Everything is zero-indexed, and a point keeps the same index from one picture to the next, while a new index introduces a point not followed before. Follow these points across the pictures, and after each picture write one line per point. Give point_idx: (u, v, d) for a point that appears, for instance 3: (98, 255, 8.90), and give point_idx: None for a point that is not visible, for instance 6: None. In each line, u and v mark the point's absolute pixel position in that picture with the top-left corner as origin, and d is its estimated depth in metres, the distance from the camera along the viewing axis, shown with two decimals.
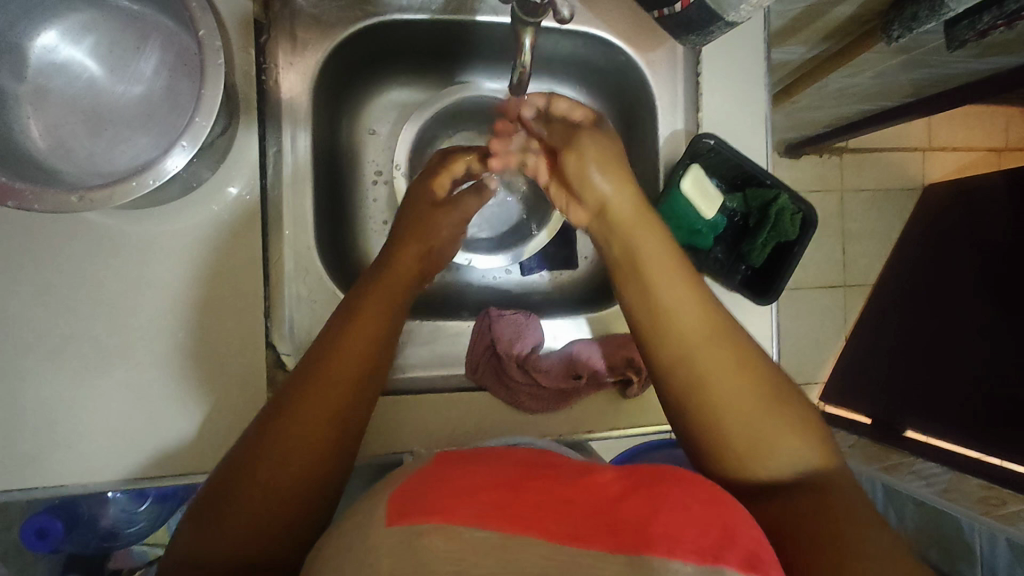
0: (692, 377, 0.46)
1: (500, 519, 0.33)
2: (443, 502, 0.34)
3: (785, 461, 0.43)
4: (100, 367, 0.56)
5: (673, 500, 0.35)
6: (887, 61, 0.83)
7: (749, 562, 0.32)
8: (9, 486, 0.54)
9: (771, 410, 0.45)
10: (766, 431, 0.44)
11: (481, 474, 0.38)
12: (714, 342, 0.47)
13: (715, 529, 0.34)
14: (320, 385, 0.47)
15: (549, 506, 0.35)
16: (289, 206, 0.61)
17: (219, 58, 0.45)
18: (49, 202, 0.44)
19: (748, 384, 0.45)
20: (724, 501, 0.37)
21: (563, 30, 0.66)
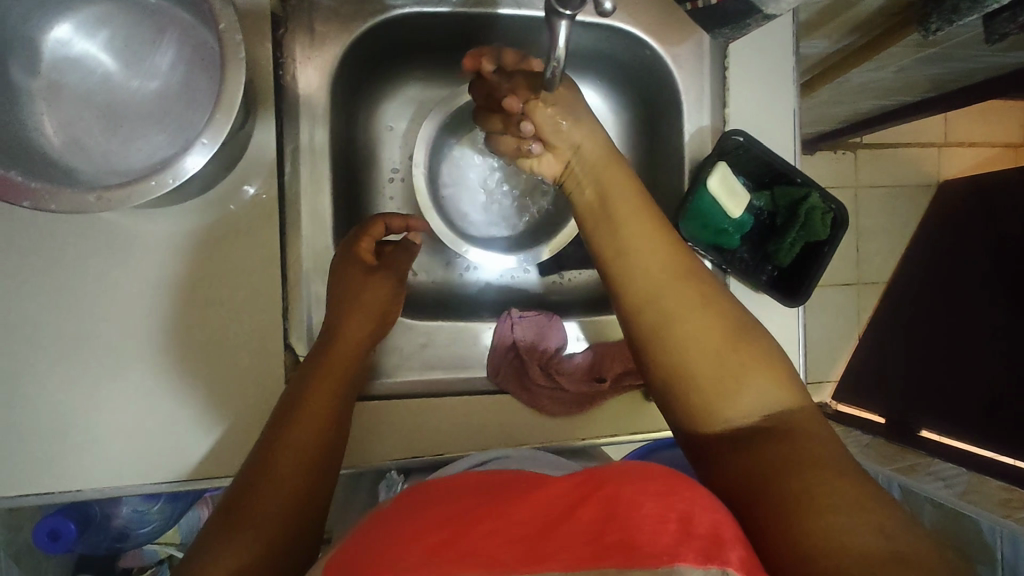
0: (663, 333, 0.45)
1: (448, 556, 0.32)
2: (386, 558, 0.33)
3: (751, 401, 0.43)
4: (115, 369, 0.54)
5: (624, 498, 0.34)
6: (912, 55, 0.81)
7: (706, 553, 0.31)
8: (25, 490, 0.53)
9: (736, 354, 0.44)
10: (733, 377, 0.43)
11: (428, 517, 0.37)
12: (681, 294, 0.46)
13: (670, 522, 0.33)
14: (308, 412, 0.49)
15: (500, 533, 0.34)
16: (307, 204, 0.60)
17: (240, 52, 0.44)
18: (67, 202, 0.42)
19: (715, 333, 0.44)
20: (680, 486, 0.36)
21: (587, 24, 0.64)
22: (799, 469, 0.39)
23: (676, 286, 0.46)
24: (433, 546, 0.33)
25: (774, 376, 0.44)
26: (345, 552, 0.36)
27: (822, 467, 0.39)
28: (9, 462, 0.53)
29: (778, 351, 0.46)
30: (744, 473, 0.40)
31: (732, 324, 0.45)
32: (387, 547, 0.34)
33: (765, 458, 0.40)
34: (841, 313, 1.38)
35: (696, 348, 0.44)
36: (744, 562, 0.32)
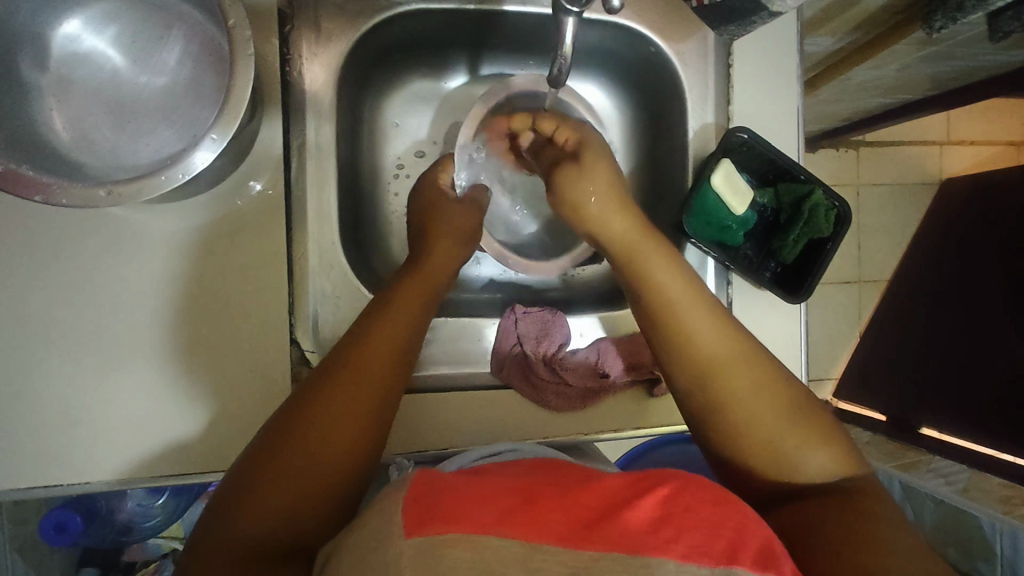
0: (720, 407, 0.47)
1: (516, 524, 0.32)
2: (456, 510, 0.32)
3: (813, 469, 0.44)
4: (122, 364, 0.55)
5: (681, 498, 0.35)
6: (914, 53, 0.81)
7: (761, 562, 0.32)
8: (34, 482, 0.54)
9: (792, 421, 0.45)
10: (789, 444, 0.45)
11: (485, 485, 0.37)
12: (737, 366, 0.47)
13: (723, 528, 0.34)
14: (345, 399, 0.45)
15: (564, 512, 0.34)
16: (313, 200, 0.60)
17: (249, 48, 0.44)
18: (77, 196, 0.43)
19: (773, 406, 0.46)
20: (728, 500, 0.37)
21: (593, 21, 0.64)
22: (857, 521, 0.40)
23: (734, 360, 0.47)
24: (502, 510, 0.33)
25: (829, 439, 0.46)
26: (417, 487, 0.35)
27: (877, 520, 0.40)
28: (18, 454, 0.54)
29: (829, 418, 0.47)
30: (795, 521, 0.41)
31: (786, 389, 0.47)
32: (453, 497, 0.34)
33: (821, 512, 0.41)
34: (843, 310, 1.38)
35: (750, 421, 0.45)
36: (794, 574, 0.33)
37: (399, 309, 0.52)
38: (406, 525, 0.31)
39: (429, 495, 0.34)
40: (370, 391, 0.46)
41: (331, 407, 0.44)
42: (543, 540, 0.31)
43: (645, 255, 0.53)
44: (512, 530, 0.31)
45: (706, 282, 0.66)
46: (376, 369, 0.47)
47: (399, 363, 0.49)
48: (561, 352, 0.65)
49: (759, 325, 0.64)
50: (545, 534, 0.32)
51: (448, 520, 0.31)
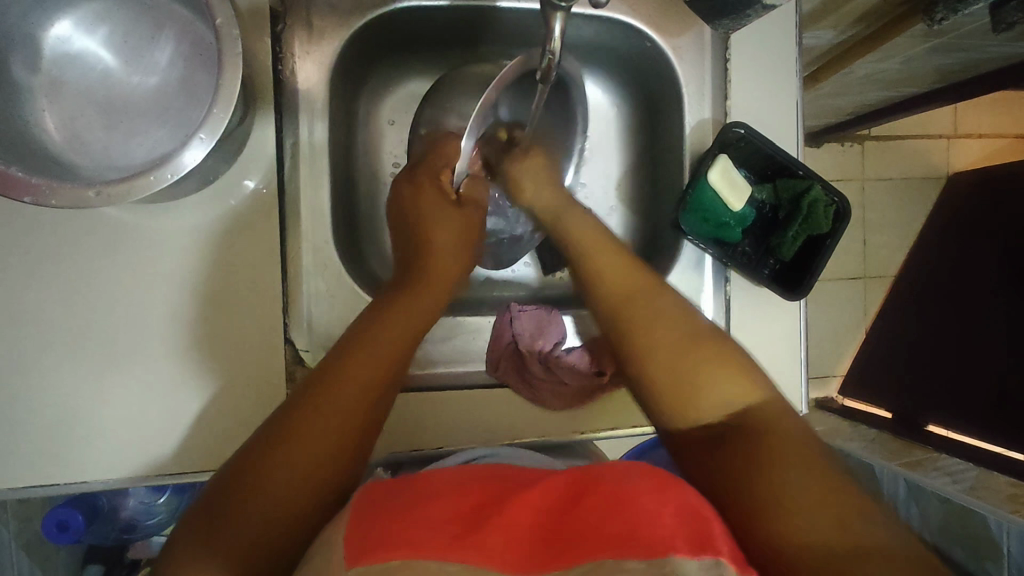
0: (634, 343, 0.49)
1: (461, 544, 0.33)
2: (402, 533, 0.33)
3: (718, 403, 0.44)
4: (117, 364, 0.55)
5: (620, 496, 0.36)
6: (919, 46, 0.79)
7: (700, 543, 0.33)
8: (31, 481, 0.54)
9: (700, 354, 0.46)
10: (695, 377, 0.46)
11: (438, 497, 0.37)
12: (649, 308, 0.50)
13: (663, 516, 0.34)
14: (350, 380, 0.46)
15: (507, 525, 0.35)
16: (307, 200, 0.60)
17: (236, 47, 0.44)
18: (67, 197, 0.43)
19: (681, 339, 0.48)
20: (672, 483, 0.37)
21: (588, 16, 0.63)
22: (745, 470, 0.39)
23: (647, 302, 0.51)
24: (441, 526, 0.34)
25: (736, 372, 0.46)
26: (360, 504, 0.36)
27: (773, 462, 0.39)
28: (14, 454, 0.54)
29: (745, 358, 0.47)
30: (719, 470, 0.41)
31: (699, 329, 0.48)
32: (393, 514, 0.35)
33: (734, 452, 0.41)
34: (848, 306, 1.36)
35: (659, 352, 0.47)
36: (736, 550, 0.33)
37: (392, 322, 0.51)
38: (347, 554, 0.31)
39: (376, 512, 0.35)
40: (362, 391, 0.47)
41: (326, 410, 0.44)
42: (492, 567, 0.32)
43: (594, 246, 0.57)
44: (454, 551, 0.32)
45: (704, 280, 0.65)
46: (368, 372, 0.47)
47: (397, 362, 0.50)
48: (557, 350, 0.65)
49: (756, 323, 0.64)
50: (489, 557, 0.33)
51: (389, 547, 0.32)
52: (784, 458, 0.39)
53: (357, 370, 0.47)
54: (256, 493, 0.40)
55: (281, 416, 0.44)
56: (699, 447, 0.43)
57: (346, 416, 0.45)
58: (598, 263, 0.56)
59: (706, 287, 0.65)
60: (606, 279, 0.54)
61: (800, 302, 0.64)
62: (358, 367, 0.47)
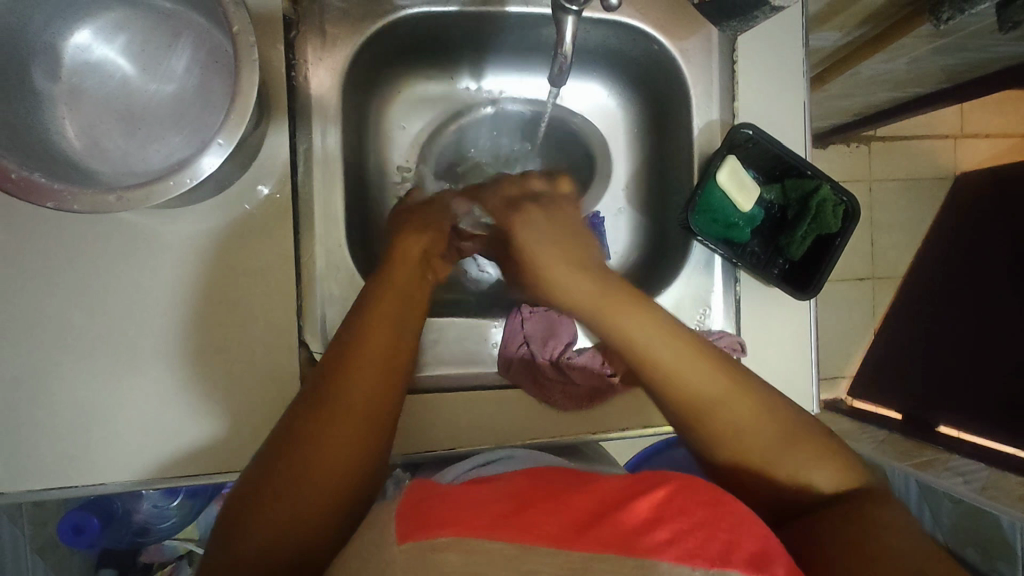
0: (726, 452, 0.47)
1: (513, 529, 0.33)
2: (458, 516, 0.34)
3: (815, 485, 0.46)
4: (135, 366, 0.56)
5: (675, 502, 0.36)
6: (924, 46, 0.80)
7: (756, 564, 0.34)
8: (51, 483, 0.55)
9: (792, 446, 0.47)
10: (791, 469, 0.46)
11: (488, 493, 0.38)
12: (735, 409, 0.47)
13: (720, 532, 0.35)
14: (344, 386, 0.46)
15: (560, 514, 0.35)
16: (320, 204, 0.60)
17: (253, 55, 0.45)
18: (88, 202, 0.43)
19: (774, 436, 0.47)
20: (725, 500, 0.38)
21: (597, 20, 0.64)
22: (857, 530, 0.41)
23: (730, 400, 0.48)
24: (499, 514, 0.35)
25: (831, 454, 0.47)
26: (411, 494, 0.37)
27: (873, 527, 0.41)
28: (35, 456, 0.55)
29: (827, 435, 0.49)
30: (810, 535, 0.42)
31: (787, 417, 0.48)
32: (447, 502, 0.36)
33: (841, 518, 0.43)
34: (856, 307, 1.36)
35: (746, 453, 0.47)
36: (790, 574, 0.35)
37: (373, 333, 0.50)
38: (399, 533, 0.33)
39: (423, 500, 0.36)
40: (368, 395, 0.47)
41: (320, 440, 0.44)
42: (535, 542, 0.33)
43: (615, 304, 0.51)
44: (508, 533, 0.33)
45: (713, 280, 0.65)
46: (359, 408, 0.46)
47: (395, 362, 0.50)
48: (567, 352, 0.65)
49: (767, 324, 0.64)
50: (540, 536, 0.33)
51: (440, 525, 0.33)
52: (890, 520, 0.42)
53: (342, 413, 0.45)
54: (266, 501, 0.41)
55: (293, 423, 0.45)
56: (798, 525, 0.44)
57: (353, 426, 0.45)
58: (666, 368, 0.48)
59: (715, 288, 0.65)
60: (688, 380, 0.48)
61: (809, 301, 0.64)
62: (347, 401, 0.46)
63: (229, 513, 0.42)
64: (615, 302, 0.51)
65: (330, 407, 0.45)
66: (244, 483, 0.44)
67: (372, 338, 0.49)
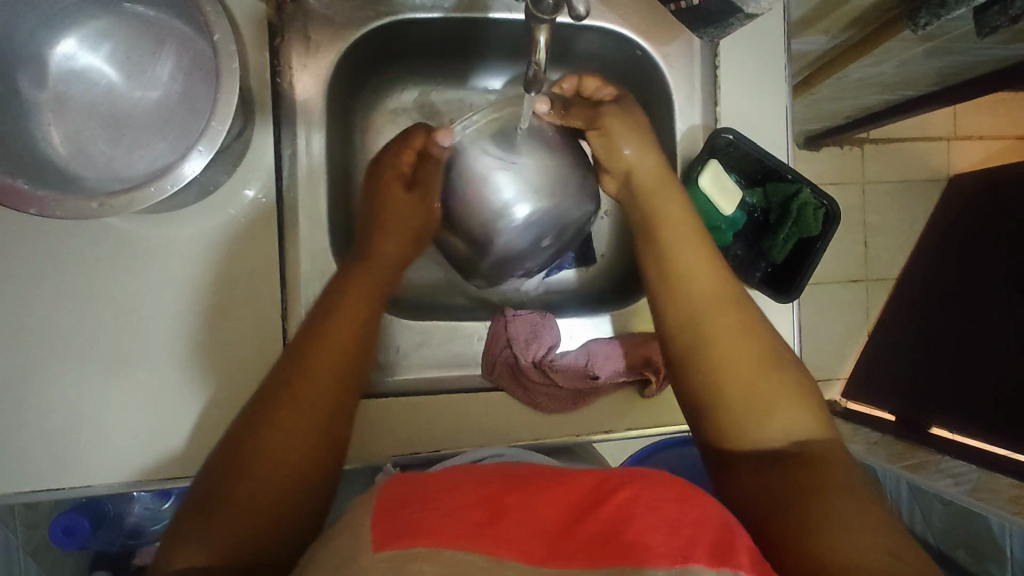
0: (701, 365, 0.49)
1: (481, 539, 0.34)
2: (427, 525, 0.34)
3: (780, 426, 0.46)
4: (120, 370, 0.56)
5: (641, 502, 0.37)
6: (910, 50, 0.80)
7: (719, 557, 0.33)
8: (36, 486, 0.55)
9: (774, 376, 0.48)
10: (767, 399, 0.47)
11: (458, 492, 0.38)
12: (732, 322, 0.50)
13: (685, 528, 0.35)
14: (306, 371, 0.48)
15: (528, 522, 0.36)
16: (304, 208, 0.61)
17: (234, 62, 0.45)
18: (71, 209, 0.44)
19: (752, 366, 0.48)
20: (696, 498, 0.38)
21: (579, 26, 0.64)
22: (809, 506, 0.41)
23: (727, 315, 0.51)
24: (472, 519, 0.35)
25: (805, 402, 0.47)
26: (384, 500, 0.38)
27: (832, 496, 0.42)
28: (22, 459, 0.55)
29: (810, 386, 0.49)
30: (760, 493, 0.44)
31: (775, 354, 0.49)
32: (418, 505, 0.37)
33: (791, 476, 0.43)
34: (849, 309, 1.36)
35: (731, 370, 0.48)
36: (755, 566, 0.34)
37: (342, 312, 0.52)
38: (373, 541, 0.33)
39: (396, 504, 0.37)
40: (330, 379, 0.48)
41: (279, 427, 0.45)
42: (504, 554, 0.33)
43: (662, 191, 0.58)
44: (473, 543, 0.33)
45: None
46: (317, 393, 0.47)
47: (359, 351, 0.52)
48: (551, 355, 0.64)
49: None
50: (507, 547, 0.34)
51: (410, 537, 0.33)
52: (841, 488, 0.42)
53: (304, 396, 0.47)
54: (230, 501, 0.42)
55: (256, 414, 0.46)
56: (754, 476, 0.45)
57: (314, 416, 0.47)
58: (693, 273, 0.53)
59: None
60: (691, 275, 0.53)
61: (793, 304, 0.64)
62: (311, 384, 0.47)
63: (188, 512, 0.42)
64: (687, 232, 0.56)
65: (297, 391, 0.47)
66: (204, 482, 0.44)
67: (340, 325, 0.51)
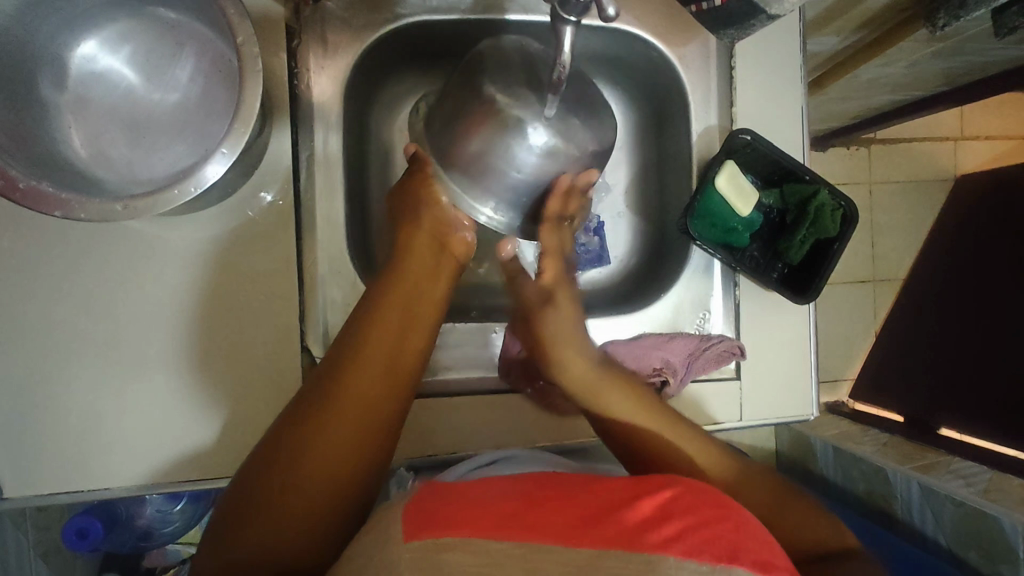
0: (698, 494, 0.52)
1: (522, 528, 0.34)
2: (467, 518, 0.34)
3: (798, 534, 0.50)
4: (140, 372, 0.56)
5: (681, 501, 0.37)
6: (923, 51, 0.80)
7: (762, 563, 0.34)
8: (56, 488, 0.56)
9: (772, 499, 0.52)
10: (776, 522, 0.51)
11: (496, 492, 0.38)
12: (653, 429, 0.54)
13: (725, 530, 0.35)
14: (350, 387, 0.47)
15: (568, 514, 0.36)
16: (322, 211, 0.60)
17: (256, 64, 0.45)
18: (95, 211, 0.44)
19: (750, 492, 0.52)
20: (728, 502, 0.39)
21: (596, 28, 0.64)
22: None
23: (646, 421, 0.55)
24: (510, 512, 0.35)
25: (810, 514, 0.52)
26: (420, 495, 0.37)
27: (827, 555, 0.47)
28: (40, 460, 0.55)
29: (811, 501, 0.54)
30: None
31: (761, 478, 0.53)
32: (456, 503, 0.36)
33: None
34: (857, 310, 1.36)
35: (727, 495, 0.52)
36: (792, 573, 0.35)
37: (381, 330, 0.50)
38: (403, 531, 0.33)
39: (434, 499, 0.37)
40: (372, 396, 0.47)
41: (331, 429, 0.45)
42: (547, 540, 0.33)
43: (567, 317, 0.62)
44: (516, 533, 0.33)
45: (712, 283, 0.66)
46: (355, 411, 0.46)
47: (399, 368, 0.50)
48: None
49: (768, 328, 0.65)
50: (548, 534, 0.33)
51: (451, 528, 0.33)
52: None
53: (344, 413, 0.46)
54: (264, 514, 0.42)
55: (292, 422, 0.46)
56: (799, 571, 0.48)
57: (352, 430, 0.46)
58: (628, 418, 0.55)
59: (715, 291, 0.66)
60: (620, 415, 0.56)
61: (808, 304, 0.65)
62: (349, 403, 0.46)
63: (225, 514, 0.44)
64: (621, 393, 0.57)
65: (337, 407, 0.46)
66: (240, 483, 0.45)
67: (384, 328, 0.51)
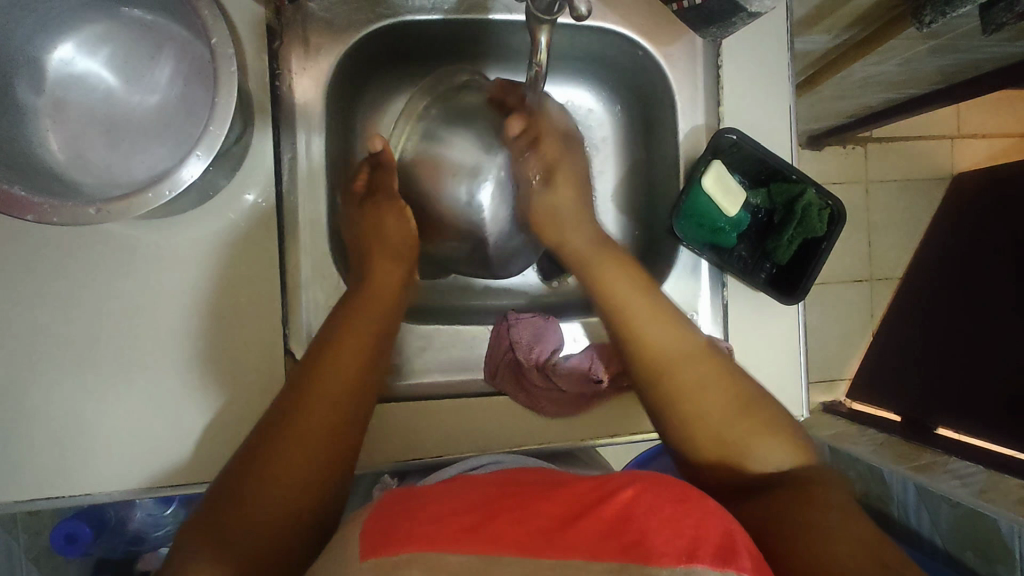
0: (680, 406, 0.51)
1: (475, 541, 0.33)
2: (420, 531, 0.34)
3: (765, 457, 0.49)
4: (121, 376, 0.56)
5: (644, 501, 0.36)
6: (914, 48, 0.79)
7: (723, 556, 0.33)
8: (36, 494, 0.55)
9: (748, 419, 0.50)
10: (741, 440, 0.49)
11: (460, 502, 0.38)
12: (696, 368, 0.52)
13: (686, 529, 0.34)
14: (315, 386, 0.49)
15: (528, 524, 0.35)
16: (306, 213, 0.60)
17: (231, 65, 0.45)
18: (68, 215, 0.43)
19: (729, 405, 0.50)
20: (696, 495, 0.38)
21: (581, 27, 0.64)
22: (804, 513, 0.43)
23: (644, 312, 0.55)
24: (466, 525, 0.35)
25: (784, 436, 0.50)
26: (379, 512, 0.37)
27: (811, 509, 0.43)
28: (21, 466, 0.55)
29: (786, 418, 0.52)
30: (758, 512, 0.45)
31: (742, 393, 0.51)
32: (413, 516, 0.36)
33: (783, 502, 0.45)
34: (854, 309, 1.35)
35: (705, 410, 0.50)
36: (758, 568, 0.34)
37: (351, 338, 0.52)
38: (361, 552, 0.33)
39: (395, 514, 0.37)
40: (339, 398, 0.49)
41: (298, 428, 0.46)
42: (501, 552, 0.33)
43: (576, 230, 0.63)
44: (468, 546, 0.33)
45: (701, 284, 0.65)
46: (324, 413, 0.48)
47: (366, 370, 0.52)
48: (553, 358, 0.64)
49: (756, 328, 0.64)
50: (506, 546, 0.33)
51: (401, 544, 0.33)
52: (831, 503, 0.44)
53: (311, 415, 0.47)
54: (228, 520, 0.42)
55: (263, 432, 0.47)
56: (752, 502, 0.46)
57: (320, 436, 0.47)
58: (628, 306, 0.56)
59: (703, 292, 0.65)
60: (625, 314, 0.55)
61: (797, 304, 0.64)
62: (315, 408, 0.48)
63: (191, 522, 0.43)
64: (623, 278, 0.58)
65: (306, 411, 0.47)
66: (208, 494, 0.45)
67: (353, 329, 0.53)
